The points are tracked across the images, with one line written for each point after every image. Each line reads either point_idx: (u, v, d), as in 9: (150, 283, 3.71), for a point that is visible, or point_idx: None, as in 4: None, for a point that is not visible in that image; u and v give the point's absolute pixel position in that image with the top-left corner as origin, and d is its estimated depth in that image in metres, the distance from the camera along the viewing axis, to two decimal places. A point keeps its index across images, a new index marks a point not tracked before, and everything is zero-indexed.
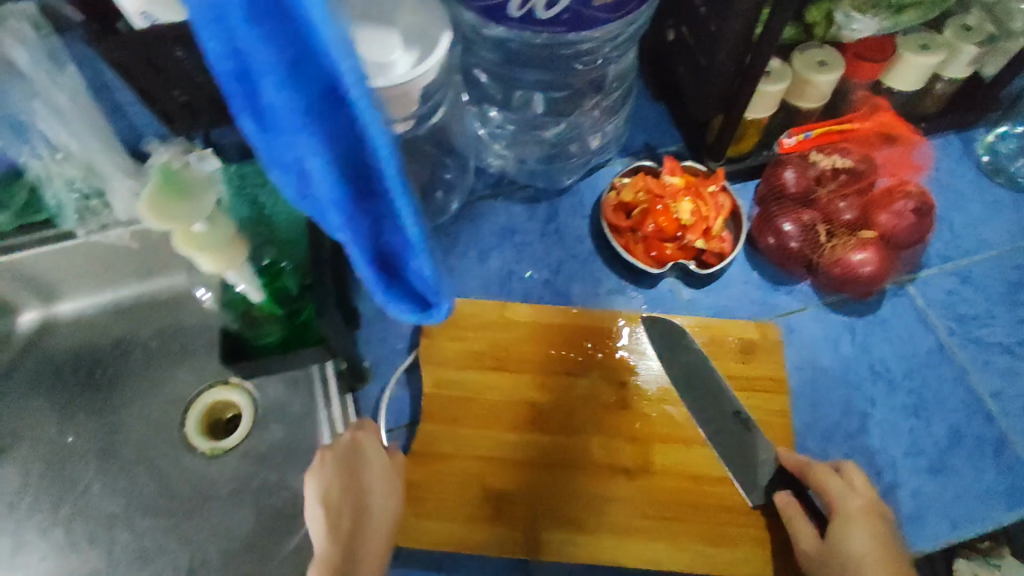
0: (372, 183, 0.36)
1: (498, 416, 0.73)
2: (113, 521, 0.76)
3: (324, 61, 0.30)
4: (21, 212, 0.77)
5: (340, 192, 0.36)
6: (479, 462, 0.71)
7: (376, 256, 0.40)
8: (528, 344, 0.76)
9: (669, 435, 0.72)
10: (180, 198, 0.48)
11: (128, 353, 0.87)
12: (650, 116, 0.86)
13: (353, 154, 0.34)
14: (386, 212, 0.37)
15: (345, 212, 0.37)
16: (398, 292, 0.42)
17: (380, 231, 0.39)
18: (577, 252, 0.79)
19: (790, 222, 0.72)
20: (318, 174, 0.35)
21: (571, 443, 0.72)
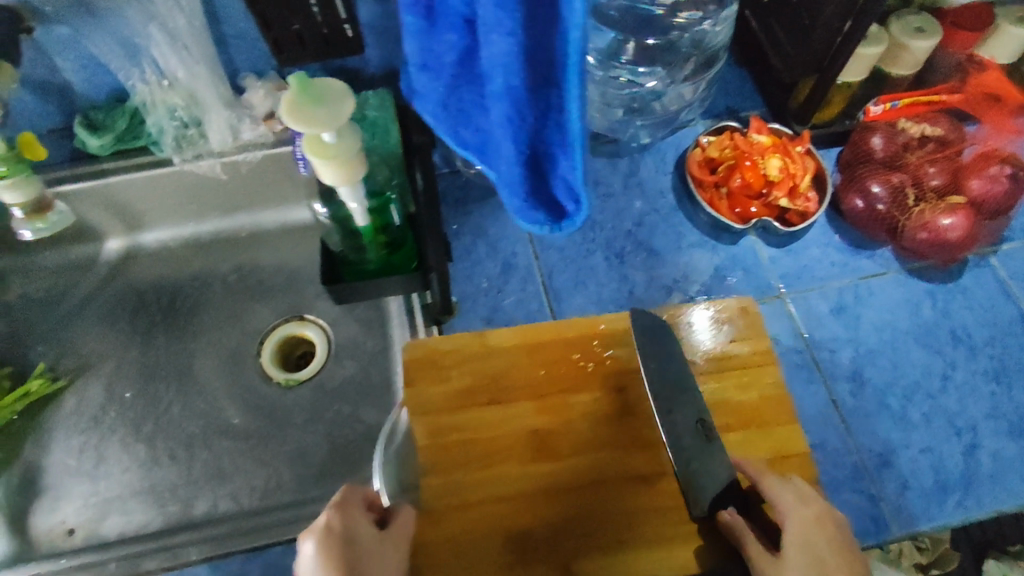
0: (551, 77, 0.39)
1: (502, 449, 0.60)
2: (192, 440, 0.79)
3: None
4: (121, 137, 0.78)
5: (520, 81, 0.39)
6: (497, 506, 0.58)
7: (525, 156, 0.44)
8: (510, 354, 0.64)
9: (674, 441, 0.61)
10: (318, 102, 0.50)
11: (207, 287, 0.89)
12: (735, 81, 0.86)
13: (540, 45, 0.38)
14: (552, 107, 0.41)
15: (516, 103, 0.40)
16: (534, 196, 0.47)
17: (540, 127, 0.42)
18: (659, 206, 0.78)
19: (879, 183, 0.73)
20: (502, 62, 0.38)
21: (585, 464, 0.59)
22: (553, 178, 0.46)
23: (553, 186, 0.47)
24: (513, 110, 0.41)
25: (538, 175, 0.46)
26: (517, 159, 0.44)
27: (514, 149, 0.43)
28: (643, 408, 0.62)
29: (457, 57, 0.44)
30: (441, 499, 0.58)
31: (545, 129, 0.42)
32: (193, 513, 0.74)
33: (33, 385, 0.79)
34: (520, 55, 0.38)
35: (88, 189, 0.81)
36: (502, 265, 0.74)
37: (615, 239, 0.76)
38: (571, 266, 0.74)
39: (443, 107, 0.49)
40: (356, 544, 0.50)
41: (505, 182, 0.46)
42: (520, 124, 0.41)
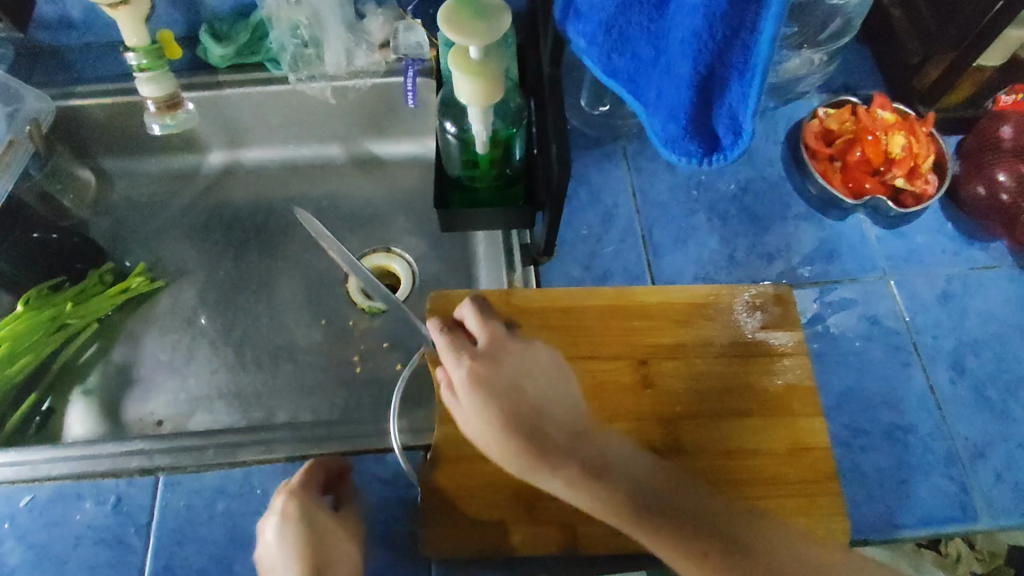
0: None
1: None
2: (278, 352, 0.81)
3: None
4: (241, 50, 0.80)
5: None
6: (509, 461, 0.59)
7: (698, 81, 0.42)
8: (542, 316, 0.65)
9: (693, 417, 0.61)
10: (478, 13, 0.50)
11: (300, 210, 0.91)
12: (855, 59, 0.83)
13: None
14: (745, 26, 0.38)
15: (709, 16, 0.39)
16: (694, 128, 0.45)
17: (724, 47, 0.40)
18: (767, 174, 0.76)
19: (1005, 172, 0.70)
20: None
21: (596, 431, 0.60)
22: (720, 110, 0.44)
23: (717, 119, 0.44)
24: (705, 23, 0.39)
25: (705, 103, 0.44)
26: (690, 80, 0.42)
27: (691, 68, 0.42)
28: (665, 382, 0.62)
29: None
30: (459, 445, 0.60)
31: (731, 50, 0.40)
32: (275, 420, 0.76)
33: (135, 281, 0.82)
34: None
35: (202, 98, 0.82)
36: (603, 215, 0.74)
37: (719, 202, 0.75)
38: (672, 224, 0.73)
39: (605, 29, 0.47)
40: (310, 519, 0.56)
41: (669, 104, 0.45)
42: (705, 41, 0.40)
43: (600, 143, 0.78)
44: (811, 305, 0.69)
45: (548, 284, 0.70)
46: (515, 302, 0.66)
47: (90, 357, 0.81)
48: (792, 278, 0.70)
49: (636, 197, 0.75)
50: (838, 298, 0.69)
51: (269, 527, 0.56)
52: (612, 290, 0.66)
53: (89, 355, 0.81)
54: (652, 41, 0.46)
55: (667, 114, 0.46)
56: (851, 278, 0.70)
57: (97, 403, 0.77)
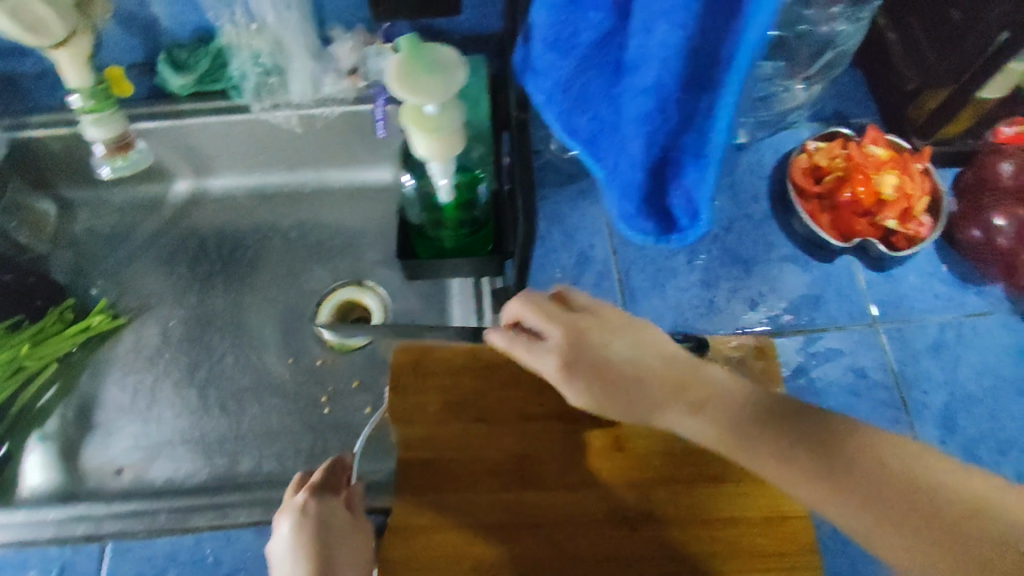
0: (709, 78, 0.34)
1: (484, 473, 0.58)
2: (243, 395, 0.78)
3: None
4: (201, 79, 0.75)
5: (673, 77, 0.35)
6: (474, 531, 0.56)
7: (654, 160, 0.41)
8: (513, 373, 0.61)
9: (665, 481, 0.57)
10: (428, 69, 0.46)
11: (268, 240, 0.87)
12: (849, 85, 0.79)
13: (707, 43, 0.33)
14: (701, 109, 0.36)
15: (663, 100, 0.36)
16: (649, 205, 0.44)
17: (679, 130, 0.38)
18: (752, 212, 0.72)
19: (1004, 216, 0.66)
20: (658, 51, 0.34)
21: (565, 498, 0.57)
22: (671, 197, 0.42)
23: (671, 198, 0.43)
24: (657, 109, 0.37)
25: (658, 182, 0.43)
26: (643, 162, 0.40)
27: (643, 151, 0.40)
28: (636, 444, 0.59)
29: (598, 36, 0.39)
30: (417, 513, 0.56)
31: (685, 134, 0.38)
32: (238, 469, 0.73)
33: (95, 321, 0.79)
34: (681, 50, 0.33)
35: (163, 128, 0.79)
36: (577, 257, 0.70)
37: (700, 243, 0.71)
38: (650, 267, 0.70)
39: (563, 89, 0.43)
40: (326, 517, 0.56)
41: (623, 182, 0.43)
42: (657, 125, 0.38)
43: (577, 177, 0.73)
44: (795, 356, 0.65)
45: None
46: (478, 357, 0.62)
47: (49, 400, 0.78)
48: (776, 326, 0.67)
49: (614, 237, 0.71)
50: (824, 347, 0.66)
51: (281, 523, 0.56)
52: None
53: (48, 398, 0.78)
54: (614, 105, 0.42)
55: (621, 194, 0.44)
56: (838, 326, 0.67)
57: (56, 449, 0.75)
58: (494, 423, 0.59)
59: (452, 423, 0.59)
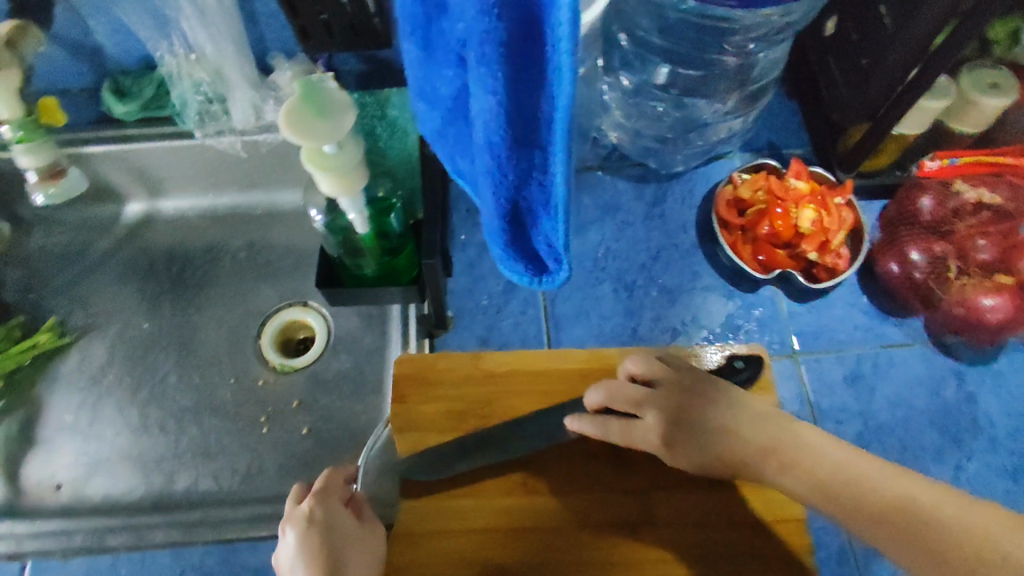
0: (536, 141, 0.35)
1: (488, 481, 0.54)
2: (183, 414, 0.79)
3: (547, 19, 0.29)
4: (146, 105, 0.78)
5: (501, 142, 0.36)
6: (476, 539, 0.52)
7: (507, 210, 0.41)
8: (511, 384, 0.57)
9: (671, 486, 0.54)
10: (320, 113, 0.48)
11: (217, 260, 0.89)
12: (783, 115, 0.80)
13: (525, 110, 0.34)
14: (537, 169, 0.37)
15: (497, 162, 0.37)
16: (517, 247, 0.45)
17: (522, 185, 0.39)
18: (679, 241, 0.74)
19: (918, 250, 0.67)
20: (482, 116, 0.35)
21: (574, 504, 0.53)
22: (537, 240, 0.44)
23: (536, 242, 0.44)
24: (495, 168, 0.37)
25: (521, 229, 0.44)
26: (498, 213, 0.41)
27: (494, 203, 0.41)
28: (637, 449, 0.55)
29: (453, 97, 0.39)
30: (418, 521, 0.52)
31: (527, 189, 0.39)
32: (174, 487, 0.75)
33: (40, 339, 0.80)
34: (501, 114, 0.34)
35: (113, 151, 0.80)
36: (505, 284, 0.72)
37: (626, 271, 0.72)
38: (577, 294, 0.71)
39: (440, 135, 0.45)
40: (336, 529, 0.51)
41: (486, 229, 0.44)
42: (500, 182, 0.39)
43: None
44: None
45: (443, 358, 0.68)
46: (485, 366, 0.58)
47: None
48: None
49: None
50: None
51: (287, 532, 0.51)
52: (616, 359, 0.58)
53: None
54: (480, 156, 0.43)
55: (489, 239, 0.45)
56: None
57: None
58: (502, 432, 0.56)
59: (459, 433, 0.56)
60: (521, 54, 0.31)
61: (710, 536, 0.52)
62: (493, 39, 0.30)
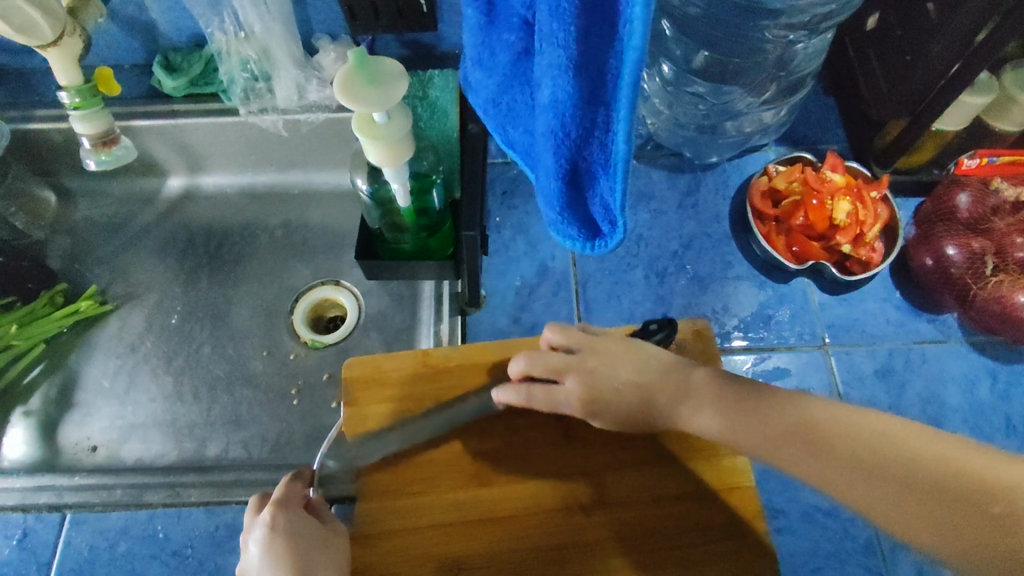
0: (600, 95, 0.35)
1: (442, 474, 0.56)
2: (216, 383, 0.81)
3: None
4: (194, 81, 0.80)
5: (568, 95, 0.36)
6: (436, 531, 0.54)
7: (566, 170, 0.42)
8: (456, 377, 0.60)
9: (613, 468, 0.56)
10: (372, 81, 0.50)
11: (253, 237, 0.90)
12: (820, 110, 0.80)
13: (592, 64, 0.34)
14: (598, 128, 0.37)
15: (562, 116, 0.37)
16: (573, 213, 0.45)
17: (583, 144, 0.39)
18: (712, 231, 0.74)
19: (955, 245, 0.67)
20: (549, 68, 0.35)
21: (524, 491, 0.55)
22: (592, 207, 0.44)
23: (592, 206, 0.44)
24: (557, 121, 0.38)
25: (577, 192, 0.44)
26: (555, 171, 0.42)
27: (554, 159, 0.41)
28: (585, 433, 0.57)
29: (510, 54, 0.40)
30: (385, 520, 0.54)
31: (588, 148, 0.39)
32: (205, 453, 0.77)
33: (83, 305, 0.83)
34: (569, 67, 0.35)
35: (157, 126, 0.82)
36: (538, 266, 0.73)
37: (658, 258, 0.73)
38: (608, 279, 0.72)
39: (493, 104, 0.46)
40: (301, 531, 0.52)
41: (543, 191, 0.44)
42: (561, 139, 0.39)
43: None
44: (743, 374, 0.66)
45: (474, 336, 0.69)
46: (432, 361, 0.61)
47: (34, 378, 0.82)
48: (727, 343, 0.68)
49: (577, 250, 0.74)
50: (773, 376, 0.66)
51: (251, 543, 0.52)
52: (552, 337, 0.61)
53: (34, 375, 0.82)
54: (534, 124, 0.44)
55: (544, 201, 0.45)
56: (788, 346, 0.68)
57: (38, 425, 0.79)
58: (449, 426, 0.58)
59: (409, 429, 0.58)
60: (592, 3, 0.31)
61: (658, 516, 0.54)
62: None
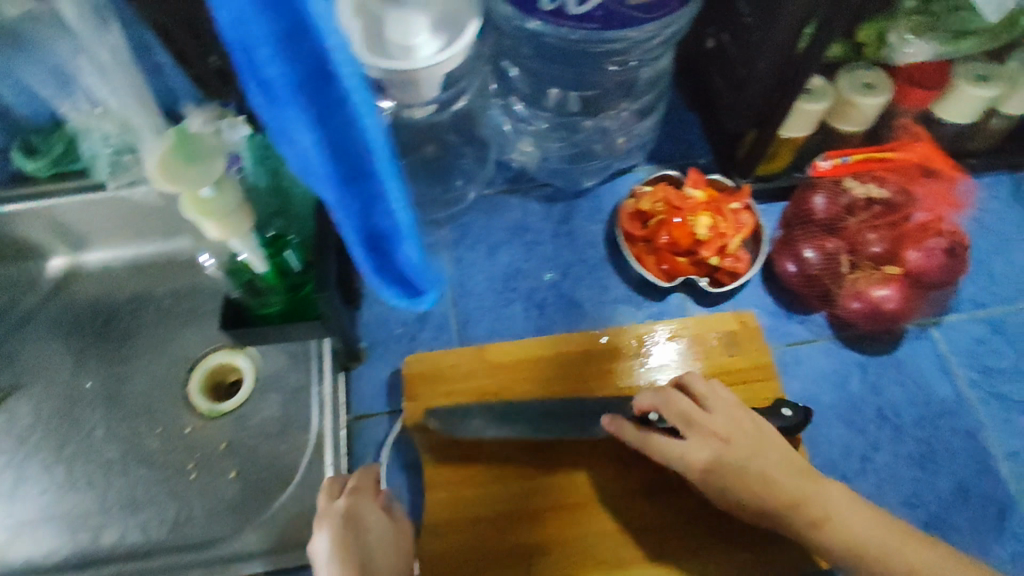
0: (362, 162, 0.37)
1: (506, 465, 0.59)
2: (110, 467, 0.78)
3: (319, 43, 0.29)
4: (58, 161, 0.78)
5: (333, 175, 0.37)
6: (499, 519, 0.57)
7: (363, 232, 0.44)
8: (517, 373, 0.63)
9: None
10: (189, 160, 0.49)
11: (142, 311, 0.88)
12: (685, 125, 0.82)
13: (344, 142, 0.35)
14: (375, 188, 0.39)
15: (338, 193, 0.38)
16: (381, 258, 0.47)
17: (368, 207, 0.41)
18: (588, 257, 0.76)
19: (812, 248, 0.69)
20: (306, 158, 0.35)
21: (587, 474, 0.59)
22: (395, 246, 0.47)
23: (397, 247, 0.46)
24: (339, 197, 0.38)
25: (379, 243, 0.46)
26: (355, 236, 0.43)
27: (352, 228, 0.42)
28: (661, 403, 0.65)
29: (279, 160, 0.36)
30: (449, 510, 0.57)
31: (372, 208, 0.41)
32: (101, 542, 0.74)
33: None
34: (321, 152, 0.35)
35: (25, 212, 0.80)
36: (418, 311, 0.73)
37: (537, 290, 0.74)
38: (488, 317, 0.73)
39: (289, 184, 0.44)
40: (366, 531, 0.53)
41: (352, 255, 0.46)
42: (348, 213, 0.40)
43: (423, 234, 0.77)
44: None
45: (358, 392, 0.69)
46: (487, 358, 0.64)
47: None
48: None
49: (456, 290, 0.74)
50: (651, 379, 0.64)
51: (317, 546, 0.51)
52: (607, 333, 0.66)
53: None
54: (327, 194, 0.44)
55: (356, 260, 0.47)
56: None
57: None
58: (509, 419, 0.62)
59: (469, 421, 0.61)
60: (317, 92, 0.31)
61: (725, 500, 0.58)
62: (283, 83, 0.30)
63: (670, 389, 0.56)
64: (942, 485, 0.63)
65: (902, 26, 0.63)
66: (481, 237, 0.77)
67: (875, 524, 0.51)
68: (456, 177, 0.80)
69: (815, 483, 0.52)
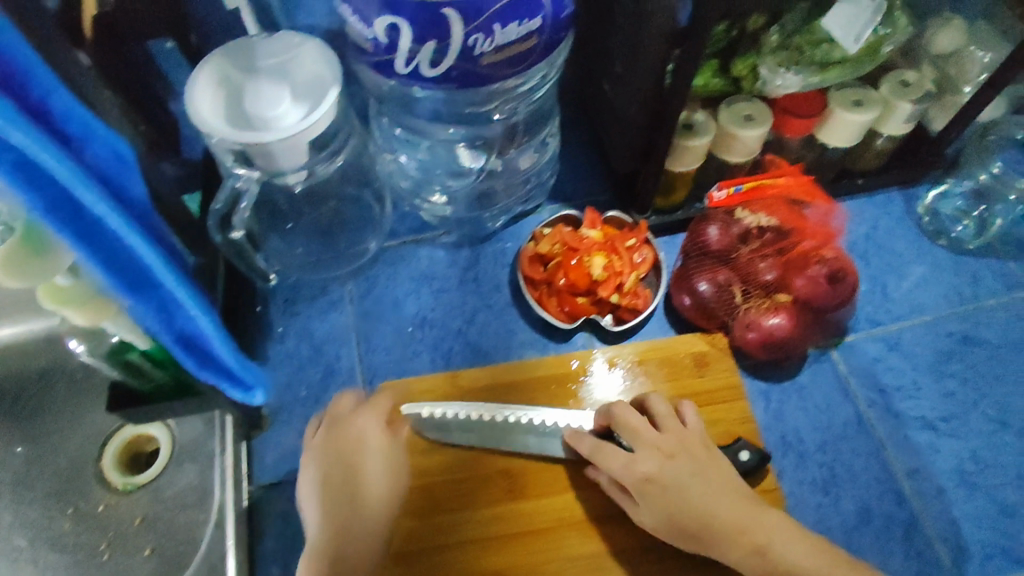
0: (143, 272, 0.46)
1: (480, 497, 0.63)
2: (18, 557, 0.67)
3: (56, 182, 0.38)
4: None
5: (119, 285, 0.46)
6: (471, 548, 0.61)
7: (178, 336, 0.54)
8: (492, 394, 0.68)
9: None
10: (36, 254, 0.47)
11: (55, 386, 0.76)
12: (586, 162, 0.83)
13: (119, 258, 0.44)
14: (165, 290, 0.49)
15: (131, 299, 0.48)
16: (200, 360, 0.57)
17: (169, 310, 0.51)
18: (494, 302, 0.76)
19: (704, 282, 0.69)
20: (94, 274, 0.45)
21: (554, 503, 0.63)
22: (214, 352, 0.56)
23: (213, 346, 0.56)
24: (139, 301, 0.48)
25: (198, 347, 0.56)
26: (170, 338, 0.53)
27: (163, 334, 0.52)
28: None
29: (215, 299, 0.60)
30: (423, 539, 0.61)
31: (173, 311, 0.51)
32: None
33: None
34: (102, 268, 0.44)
35: None
36: (324, 371, 0.72)
37: (443, 339, 0.74)
38: (394, 371, 0.72)
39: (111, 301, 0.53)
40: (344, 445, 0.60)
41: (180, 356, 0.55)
42: (155, 317, 0.50)
43: (327, 291, 0.76)
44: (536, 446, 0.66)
45: (262, 460, 0.68)
46: (455, 383, 0.68)
47: None
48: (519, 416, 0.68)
49: (362, 346, 0.74)
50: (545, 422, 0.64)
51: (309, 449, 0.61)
52: (550, 362, 0.69)
53: None
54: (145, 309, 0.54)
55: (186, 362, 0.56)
56: None
57: None
58: (473, 450, 0.64)
59: (441, 452, 0.64)
60: (75, 217, 0.40)
61: None
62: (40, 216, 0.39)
63: (623, 402, 0.60)
64: (846, 508, 0.63)
65: (770, 58, 0.64)
66: (386, 290, 0.77)
67: (805, 554, 0.52)
68: (360, 231, 0.80)
69: (757, 510, 0.54)
